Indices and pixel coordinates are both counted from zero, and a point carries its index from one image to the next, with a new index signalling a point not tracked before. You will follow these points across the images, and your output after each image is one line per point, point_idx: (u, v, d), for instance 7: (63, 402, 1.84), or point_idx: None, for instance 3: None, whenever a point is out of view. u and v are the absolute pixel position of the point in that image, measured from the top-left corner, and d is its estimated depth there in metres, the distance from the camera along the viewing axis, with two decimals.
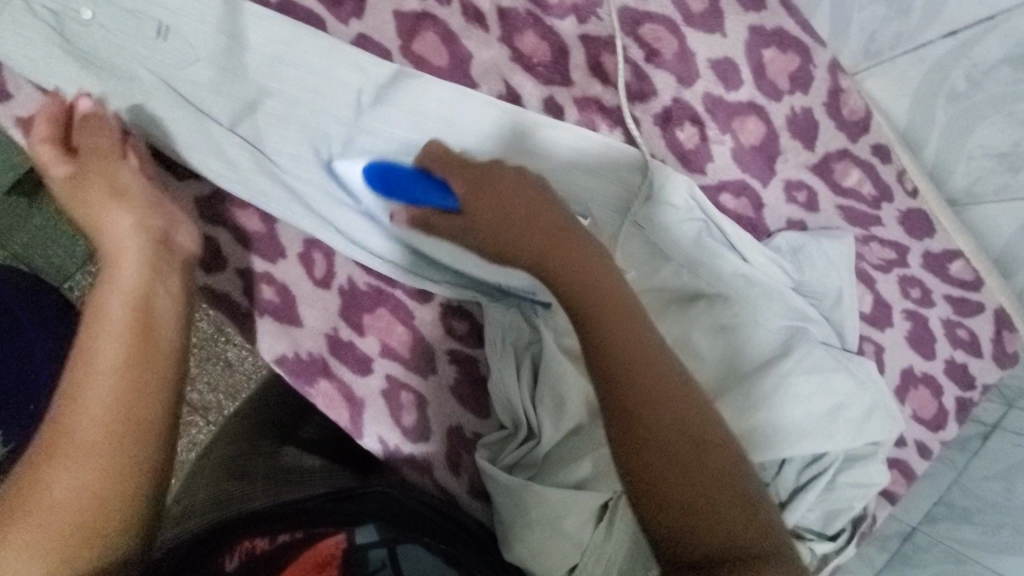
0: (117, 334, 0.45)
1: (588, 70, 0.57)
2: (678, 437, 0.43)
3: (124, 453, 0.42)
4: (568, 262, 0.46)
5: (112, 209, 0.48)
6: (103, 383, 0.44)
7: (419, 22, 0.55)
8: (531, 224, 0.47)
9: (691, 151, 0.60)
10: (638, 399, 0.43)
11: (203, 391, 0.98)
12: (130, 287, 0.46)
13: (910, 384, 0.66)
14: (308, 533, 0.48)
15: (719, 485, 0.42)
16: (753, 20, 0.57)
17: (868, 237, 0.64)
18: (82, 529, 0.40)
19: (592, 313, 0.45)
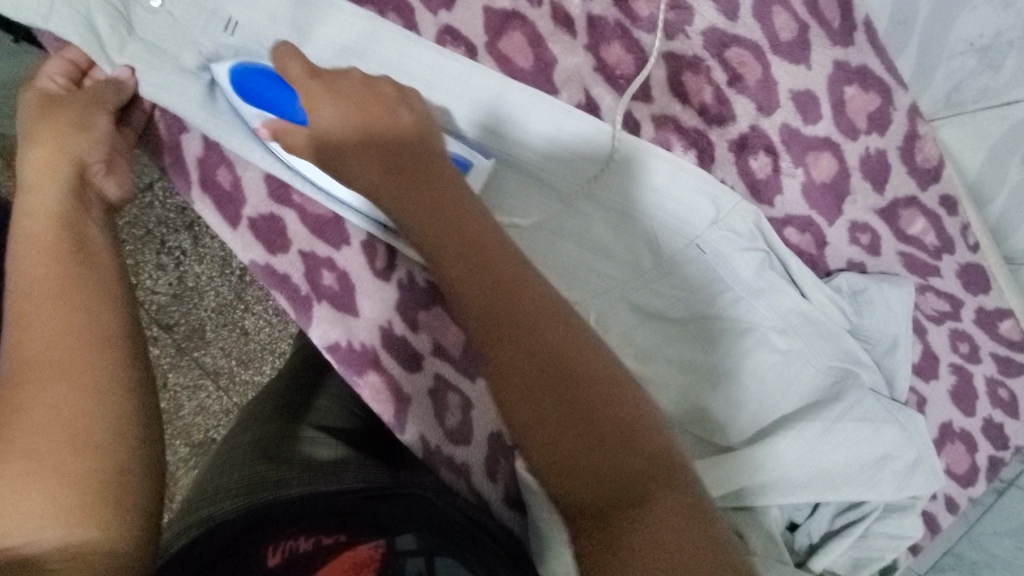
0: (48, 259, 0.44)
1: (669, 89, 0.57)
2: (548, 391, 0.38)
3: (85, 364, 0.41)
4: (436, 208, 0.43)
5: (48, 138, 0.48)
6: (33, 306, 0.43)
7: (507, 21, 0.55)
8: (405, 163, 0.45)
9: (762, 180, 0.59)
10: (502, 345, 0.39)
11: (218, 356, 0.97)
12: (53, 213, 0.46)
13: (946, 438, 0.66)
14: (350, 536, 0.47)
15: (598, 437, 0.37)
16: (839, 55, 0.55)
17: (924, 287, 0.63)
18: (81, 439, 0.39)
19: (450, 254, 0.41)
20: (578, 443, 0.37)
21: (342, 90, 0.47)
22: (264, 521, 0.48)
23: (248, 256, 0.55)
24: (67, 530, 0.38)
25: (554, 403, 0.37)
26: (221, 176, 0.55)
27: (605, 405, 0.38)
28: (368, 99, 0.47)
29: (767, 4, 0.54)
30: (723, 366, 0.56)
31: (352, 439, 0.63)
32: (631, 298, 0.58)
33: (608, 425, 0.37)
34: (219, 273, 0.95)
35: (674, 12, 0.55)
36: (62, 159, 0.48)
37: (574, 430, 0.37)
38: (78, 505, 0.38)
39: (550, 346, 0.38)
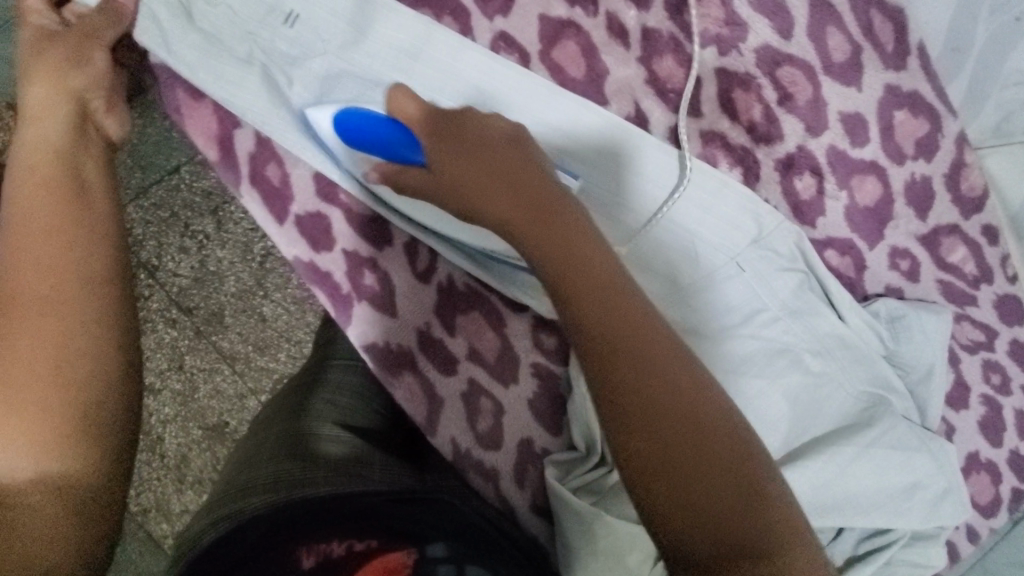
0: (49, 200, 0.48)
1: (719, 105, 0.57)
2: (673, 436, 0.38)
3: (88, 298, 0.45)
4: (562, 247, 0.42)
5: (45, 76, 0.53)
6: (30, 238, 0.46)
7: (562, 30, 0.56)
8: (523, 197, 0.44)
9: (805, 201, 0.58)
10: (626, 382, 0.39)
11: (234, 341, 0.96)
12: (53, 149, 0.51)
13: (971, 467, 0.65)
14: (381, 541, 0.49)
15: (719, 489, 0.37)
16: (891, 79, 0.55)
17: (961, 315, 0.63)
18: (54, 371, 0.43)
19: (571, 288, 0.41)
20: (705, 500, 0.37)
21: (461, 128, 0.46)
22: (291, 525, 0.47)
23: (292, 252, 0.56)
24: (39, 464, 0.42)
25: (673, 448, 0.38)
26: (270, 172, 0.56)
27: (727, 465, 0.38)
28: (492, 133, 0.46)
29: (822, 24, 0.54)
30: (758, 387, 0.55)
31: (377, 438, 0.63)
32: (674, 308, 0.57)
33: (727, 478, 0.38)
34: (240, 258, 0.95)
35: (728, 29, 0.54)
36: (66, 97, 0.53)
37: (691, 480, 0.37)
38: (52, 444, 0.42)
39: (675, 399, 0.39)
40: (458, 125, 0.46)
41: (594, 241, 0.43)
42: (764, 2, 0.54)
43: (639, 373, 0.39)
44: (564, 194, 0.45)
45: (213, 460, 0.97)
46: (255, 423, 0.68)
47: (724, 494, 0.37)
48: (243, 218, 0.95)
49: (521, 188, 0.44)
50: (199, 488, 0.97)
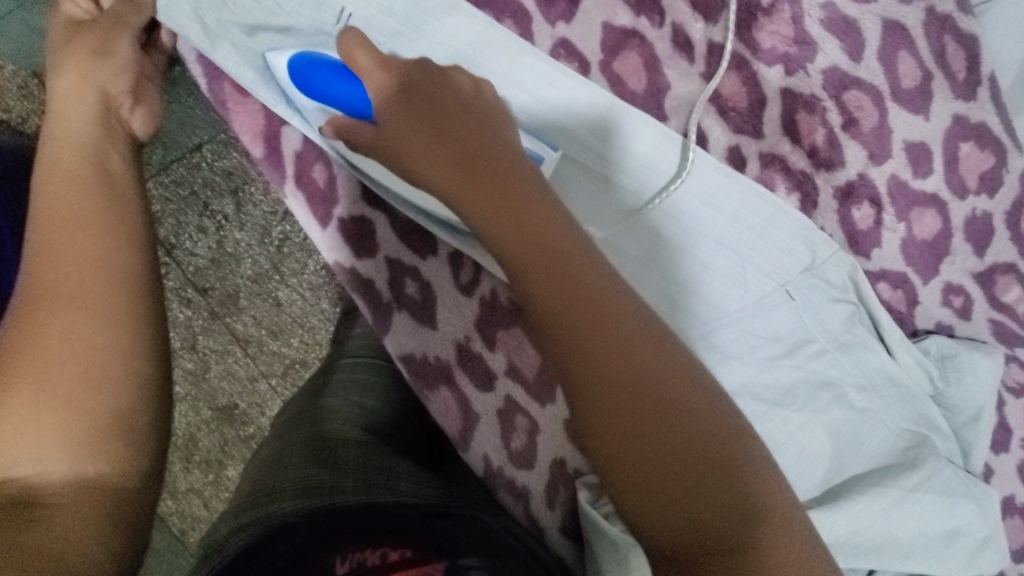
0: (78, 191, 0.47)
1: (781, 127, 0.54)
2: (645, 426, 0.37)
3: (113, 289, 0.44)
4: (512, 204, 0.40)
5: (71, 67, 0.52)
6: (65, 230, 0.45)
7: (625, 39, 0.53)
8: (474, 153, 0.41)
9: (862, 231, 0.56)
10: (595, 373, 0.37)
11: (248, 326, 0.94)
12: (80, 140, 0.49)
13: (1008, 512, 0.63)
14: (416, 553, 0.44)
15: (698, 476, 0.36)
16: (959, 108, 0.55)
17: (1011, 356, 0.61)
18: (86, 363, 0.41)
19: (526, 263, 0.39)
20: (682, 490, 0.36)
21: (410, 79, 0.44)
22: (329, 530, 0.47)
23: (333, 258, 0.54)
24: (74, 464, 0.40)
25: (643, 438, 0.36)
26: (316, 173, 0.54)
27: (703, 440, 0.37)
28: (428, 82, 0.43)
29: (894, 49, 0.53)
30: (800, 420, 0.53)
31: (400, 441, 0.61)
32: (714, 333, 0.54)
33: (703, 459, 0.36)
34: (257, 241, 0.92)
35: (797, 47, 0.52)
36: (94, 88, 0.52)
37: (662, 469, 0.36)
38: (88, 442, 0.41)
39: (633, 373, 0.37)
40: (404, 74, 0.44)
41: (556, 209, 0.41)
42: (835, 23, 0.52)
43: (612, 361, 0.37)
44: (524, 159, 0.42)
45: (221, 441, 0.96)
46: (277, 424, 0.67)
47: (698, 473, 0.36)
48: (264, 200, 0.92)
49: (471, 145, 0.41)
50: (206, 468, 0.96)
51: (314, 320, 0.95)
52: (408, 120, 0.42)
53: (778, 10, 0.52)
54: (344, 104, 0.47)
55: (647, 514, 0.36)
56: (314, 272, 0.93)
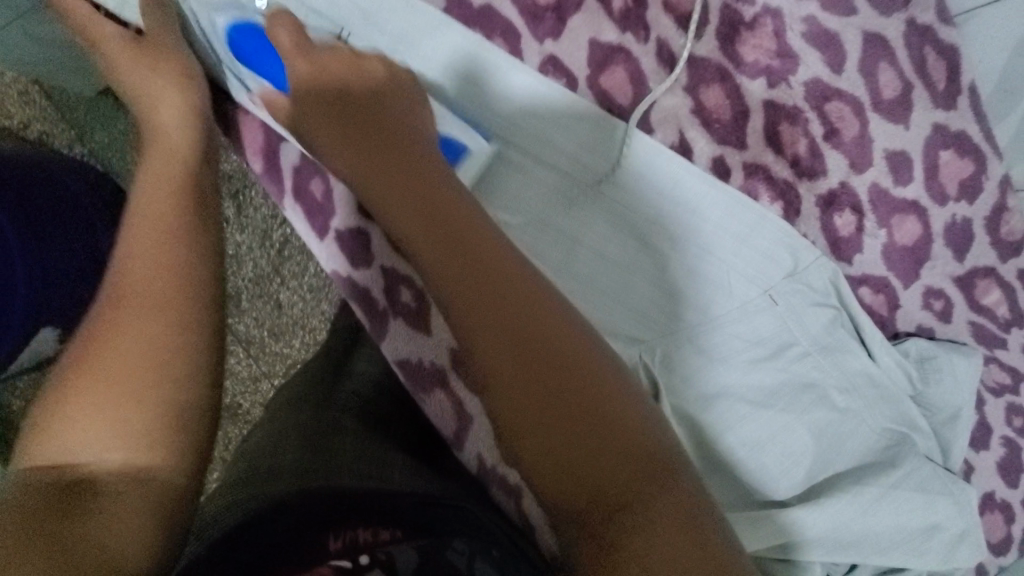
0: (160, 191, 0.51)
1: (764, 138, 0.56)
2: (547, 395, 0.40)
3: (183, 295, 0.46)
4: (426, 196, 0.45)
5: (164, 81, 0.55)
6: (141, 233, 0.48)
7: (612, 55, 0.55)
8: (385, 145, 0.47)
9: (844, 238, 0.58)
10: (494, 347, 0.41)
11: (252, 326, 0.97)
12: (171, 138, 0.53)
13: (987, 507, 0.65)
14: (407, 532, 0.45)
15: (587, 433, 0.39)
16: (939, 117, 0.56)
17: (990, 357, 0.63)
18: (151, 361, 0.43)
19: (431, 246, 0.43)
20: (574, 453, 0.39)
21: (349, 88, 0.48)
22: (337, 509, 0.46)
23: (331, 267, 0.57)
24: (126, 455, 0.40)
25: (542, 403, 0.40)
26: (313, 187, 0.57)
27: (593, 405, 0.40)
28: (352, 88, 0.48)
29: (874, 60, 0.54)
30: (781, 419, 0.55)
31: (395, 432, 0.63)
32: (697, 338, 0.56)
33: (592, 420, 0.40)
34: (258, 244, 0.94)
35: (780, 60, 0.54)
36: (169, 90, 0.55)
37: (557, 431, 0.39)
38: (139, 436, 0.41)
39: (526, 341, 0.41)
40: (344, 84, 0.48)
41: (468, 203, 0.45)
42: (816, 36, 0.54)
43: (509, 332, 0.41)
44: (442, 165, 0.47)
45: (225, 439, 0.99)
46: (274, 408, 0.68)
47: (586, 430, 0.39)
48: (263, 204, 0.93)
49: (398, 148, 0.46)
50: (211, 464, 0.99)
51: (313, 320, 0.96)
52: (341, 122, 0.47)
53: (761, 24, 0.54)
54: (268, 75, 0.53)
55: (547, 476, 0.39)
56: (313, 274, 0.94)
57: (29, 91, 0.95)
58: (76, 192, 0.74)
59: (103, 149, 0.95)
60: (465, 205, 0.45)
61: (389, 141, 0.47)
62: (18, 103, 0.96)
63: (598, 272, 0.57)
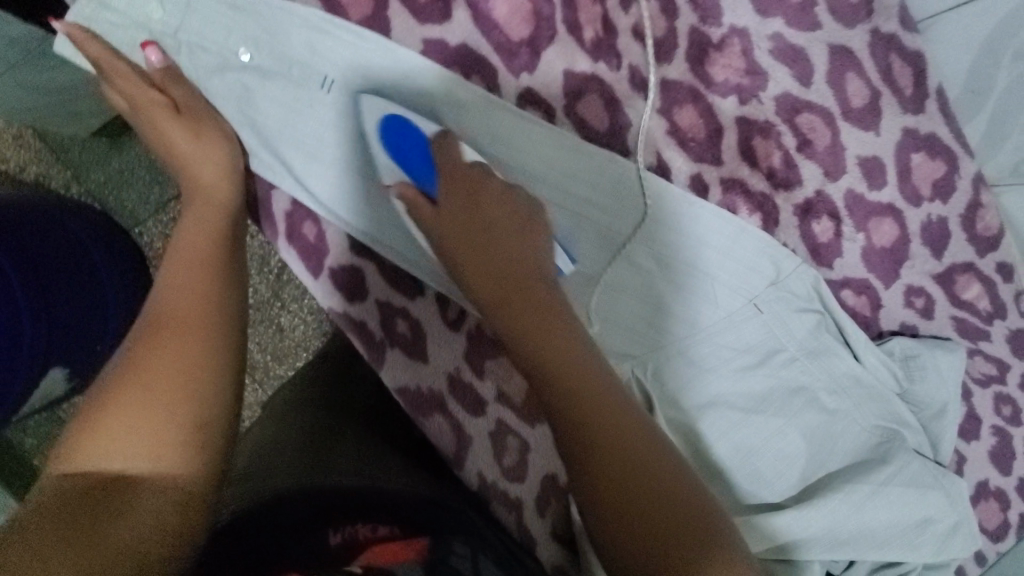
0: (211, 222, 0.55)
1: (739, 153, 0.58)
2: (626, 485, 0.41)
3: (213, 318, 0.49)
4: (528, 304, 0.47)
5: (205, 139, 0.56)
6: (179, 265, 0.51)
7: (586, 84, 0.57)
8: (491, 253, 0.49)
9: (823, 244, 0.60)
10: (590, 440, 0.42)
11: (252, 351, 0.99)
12: (198, 175, 0.56)
13: (981, 495, 0.66)
14: (406, 531, 0.49)
15: (661, 528, 0.39)
16: (909, 122, 0.57)
17: (974, 350, 0.64)
18: (181, 379, 0.44)
19: (532, 348, 0.45)
20: (644, 540, 0.39)
21: (468, 197, 0.50)
22: (333, 511, 0.49)
23: (328, 304, 0.60)
24: (151, 463, 0.41)
25: (620, 491, 0.41)
26: (306, 229, 0.60)
27: (659, 491, 0.41)
28: (469, 196, 0.50)
29: (841, 72, 0.55)
30: (773, 425, 0.57)
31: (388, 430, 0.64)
32: (687, 349, 0.58)
33: (671, 521, 0.40)
34: (257, 270, 0.97)
35: (749, 78, 0.56)
36: (185, 129, 0.56)
37: (630, 516, 0.40)
38: (164, 447, 0.42)
39: (591, 411, 0.43)
40: (469, 191, 0.50)
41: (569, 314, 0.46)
42: (784, 52, 0.55)
43: (598, 424, 0.42)
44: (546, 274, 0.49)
45: None
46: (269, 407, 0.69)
47: (665, 528, 0.39)
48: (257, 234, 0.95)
49: (505, 262, 0.48)
50: None
51: (315, 341, 0.99)
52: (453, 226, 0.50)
53: (728, 44, 0.56)
54: (417, 173, 0.54)
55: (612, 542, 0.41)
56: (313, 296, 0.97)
57: (24, 134, 0.97)
58: (77, 234, 0.77)
59: (100, 188, 0.98)
60: (546, 289, 0.48)
61: (484, 230, 0.49)
62: (15, 147, 0.97)
63: (587, 293, 0.59)
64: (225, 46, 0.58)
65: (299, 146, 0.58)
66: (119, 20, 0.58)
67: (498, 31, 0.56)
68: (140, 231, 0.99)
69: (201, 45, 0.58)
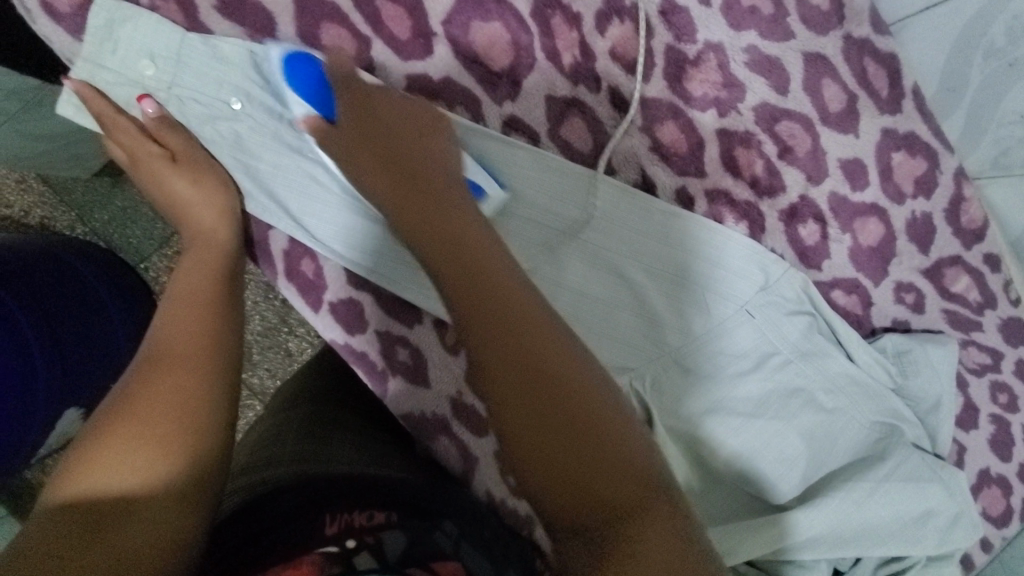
0: (205, 260, 0.56)
1: (722, 164, 0.59)
2: (532, 388, 0.40)
3: (208, 350, 0.50)
4: (423, 201, 0.49)
5: (201, 183, 0.58)
6: (179, 296, 0.54)
7: (567, 108, 0.59)
8: (396, 158, 0.52)
9: (811, 247, 0.60)
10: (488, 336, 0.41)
11: (263, 378, 1.00)
12: (196, 217, 0.58)
13: (984, 483, 0.67)
14: (401, 517, 0.51)
15: (572, 435, 0.39)
16: (887, 123, 0.57)
17: (967, 341, 0.65)
18: (179, 411, 0.46)
19: (432, 246, 0.46)
20: (556, 444, 0.39)
21: (377, 112, 0.54)
22: (327, 500, 0.53)
23: (329, 336, 0.63)
24: (145, 487, 0.43)
25: (525, 394, 0.40)
26: (304, 266, 0.62)
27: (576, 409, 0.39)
28: (376, 116, 0.54)
29: (817, 77, 0.56)
30: (771, 428, 0.58)
31: (377, 432, 0.68)
32: (681, 356, 0.60)
33: (583, 423, 0.39)
34: (263, 297, 0.98)
35: (726, 91, 0.57)
36: (185, 177, 0.58)
37: (539, 420, 0.39)
38: (159, 473, 0.43)
39: (536, 373, 0.40)
40: (375, 111, 0.54)
41: (471, 213, 0.48)
42: (759, 63, 0.56)
43: (500, 324, 0.41)
44: (449, 177, 0.51)
45: None
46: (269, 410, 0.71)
47: (579, 441, 0.39)
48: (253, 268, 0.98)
49: (411, 170, 0.51)
50: None
51: None
52: (360, 140, 0.53)
53: (704, 60, 0.56)
54: (317, 103, 0.56)
55: (531, 464, 0.39)
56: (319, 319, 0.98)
57: (26, 178, 0.99)
58: (83, 271, 0.77)
59: (104, 228, 1.00)
60: (450, 192, 0.50)
61: (400, 145, 0.52)
62: (17, 192, 0.99)
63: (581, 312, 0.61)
64: (215, 96, 0.60)
65: (295, 187, 0.60)
66: (115, 77, 0.59)
67: (478, 63, 0.58)
68: (145, 267, 1.01)
69: (190, 97, 0.60)
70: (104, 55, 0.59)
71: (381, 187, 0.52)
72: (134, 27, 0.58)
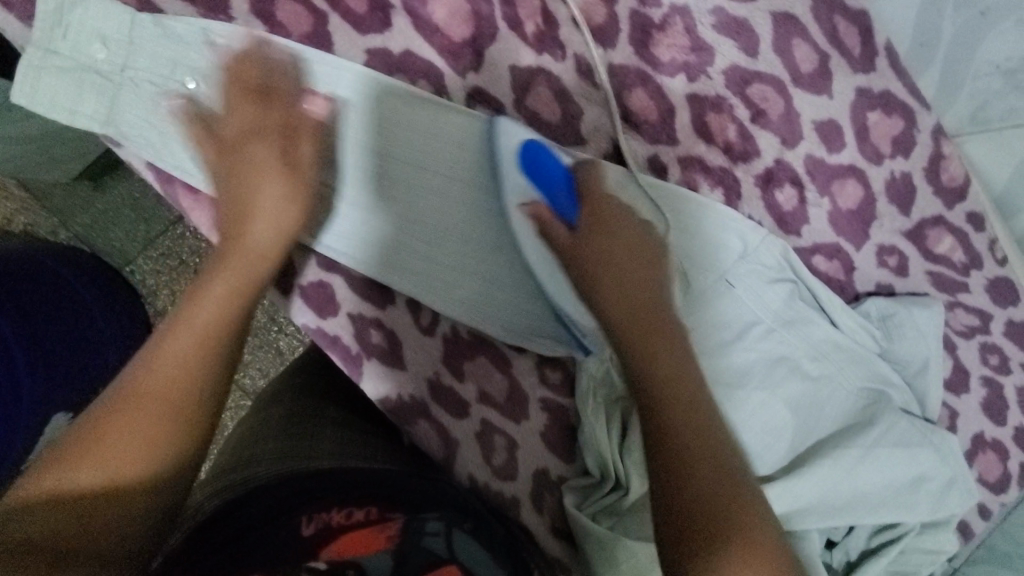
0: (248, 260, 0.53)
1: (694, 131, 0.58)
2: (694, 463, 0.45)
3: (209, 358, 0.48)
4: (642, 299, 0.52)
5: (288, 198, 0.54)
6: (201, 293, 0.51)
7: (534, 77, 0.58)
8: (621, 254, 0.54)
9: (789, 212, 0.60)
10: (677, 413, 0.47)
11: (255, 377, 0.99)
12: (262, 219, 0.54)
13: (978, 448, 0.66)
14: (382, 514, 0.49)
15: (726, 505, 0.44)
16: (861, 82, 0.56)
17: (954, 303, 0.64)
18: (157, 421, 0.45)
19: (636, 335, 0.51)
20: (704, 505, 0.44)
21: (606, 216, 0.55)
22: (305, 497, 0.51)
23: (302, 321, 0.62)
24: (111, 492, 0.44)
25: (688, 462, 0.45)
26: None
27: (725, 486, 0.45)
28: (606, 216, 0.55)
29: (787, 37, 0.54)
30: (755, 398, 0.56)
31: (362, 424, 0.66)
32: None
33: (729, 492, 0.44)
34: None
35: (695, 55, 0.56)
36: (273, 183, 0.54)
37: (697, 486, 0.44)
38: (127, 481, 0.44)
39: (705, 442, 0.46)
40: (606, 213, 0.55)
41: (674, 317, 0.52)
42: (726, 25, 0.55)
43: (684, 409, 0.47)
44: (662, 281, 0.54)
45: None
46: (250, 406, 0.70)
47: (724, 510, 0.44)
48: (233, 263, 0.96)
49: (631, 272, 0.53)
50: None
51: None
52: (596, 236, 0.55)
53: (671, 24, 0.55)
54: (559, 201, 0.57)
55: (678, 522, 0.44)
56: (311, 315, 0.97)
57: (7, 185, 0.98)
58: (54, 266, 0.76)
59: (86, 231, 0.99)
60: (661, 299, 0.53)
61: (611, 238, 0.54)
62: None
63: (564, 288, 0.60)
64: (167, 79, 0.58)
65: None
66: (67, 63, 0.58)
67: (439, 35, 0.57)
68: (132, 269, 1.00)
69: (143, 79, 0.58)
70: (55, 41, 0.57)
71: (591, 277, 0.54)
72: (85, 12, 0.57)
